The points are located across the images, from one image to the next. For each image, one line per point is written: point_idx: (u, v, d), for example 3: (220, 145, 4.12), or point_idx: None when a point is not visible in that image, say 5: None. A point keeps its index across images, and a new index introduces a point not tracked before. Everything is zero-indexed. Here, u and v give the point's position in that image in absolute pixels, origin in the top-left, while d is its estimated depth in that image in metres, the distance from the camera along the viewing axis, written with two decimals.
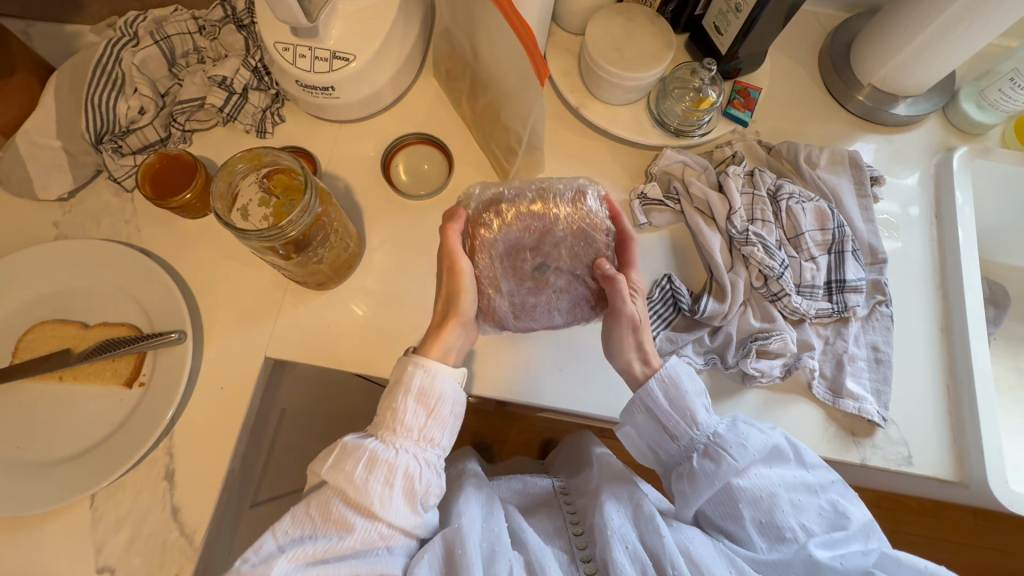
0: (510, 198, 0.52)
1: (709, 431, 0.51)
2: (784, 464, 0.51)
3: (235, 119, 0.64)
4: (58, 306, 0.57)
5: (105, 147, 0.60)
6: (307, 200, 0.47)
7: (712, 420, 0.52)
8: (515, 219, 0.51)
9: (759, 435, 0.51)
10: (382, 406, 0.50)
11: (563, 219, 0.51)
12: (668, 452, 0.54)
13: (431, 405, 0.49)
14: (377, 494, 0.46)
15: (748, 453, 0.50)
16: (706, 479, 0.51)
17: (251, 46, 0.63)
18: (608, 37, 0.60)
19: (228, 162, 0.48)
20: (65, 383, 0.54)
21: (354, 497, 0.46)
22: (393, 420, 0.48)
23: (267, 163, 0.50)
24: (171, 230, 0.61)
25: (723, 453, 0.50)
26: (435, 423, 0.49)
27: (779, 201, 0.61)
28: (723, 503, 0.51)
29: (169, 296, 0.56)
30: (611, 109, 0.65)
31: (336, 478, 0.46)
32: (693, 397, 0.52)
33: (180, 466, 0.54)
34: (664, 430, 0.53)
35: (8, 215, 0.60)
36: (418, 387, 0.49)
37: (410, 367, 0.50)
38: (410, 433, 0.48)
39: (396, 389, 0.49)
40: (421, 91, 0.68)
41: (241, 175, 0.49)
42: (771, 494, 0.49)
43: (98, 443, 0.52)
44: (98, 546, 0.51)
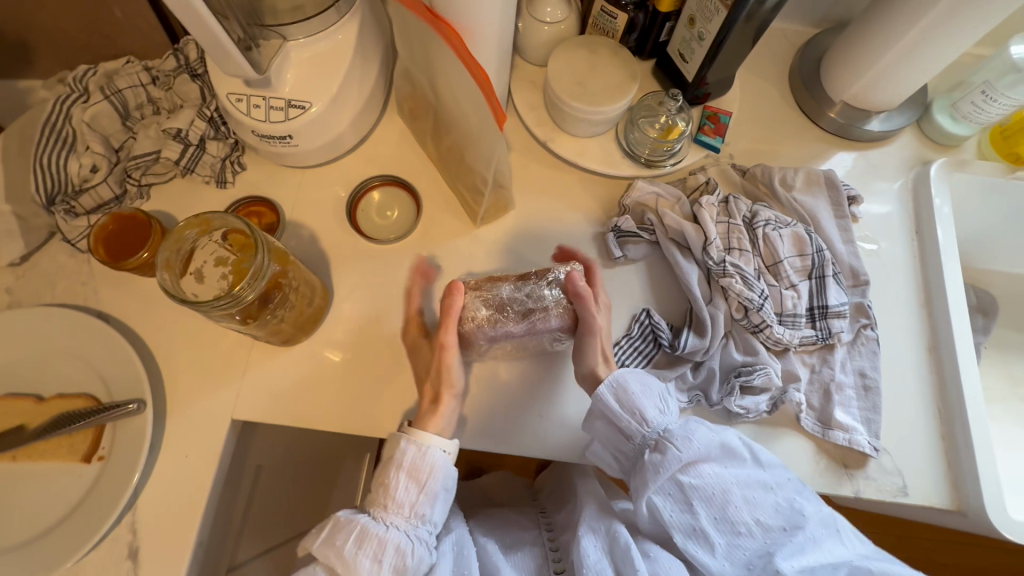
0: (490, 294, 0.53)
1: (658, 429, 0.49)
2: (738, 463, 0.48)
3: (193, 171, 0.62)
4: (12, 379, 0.54)
5: (57, 209, 0.58)
6: (259, 261, 0.44)
7: (663, 418, 0.50)
8: (489, 308, 0.52)
9: (707, 432, 0.49)
10: (375, 482, 0.49)
11: (540, 301, 0.52)
12: (624, 453, 0.51)
13: (423, 480, 0.48)
14: (367, 571, 0.45)
15: (692, 446, 0.47)
16: (653, 472, 0.48)
17: (206, 95, 0.62)
18: (572, 70, 0.58)
19: (176, 229, 0.46)
20: (20, 462, 0.51)
21: (341, 573, 0.45)
22: (385, 496, 0.47)
23: (218, 227, 0.48)
24: (130, 290, 0.59)
25: (666, 446, 0.48)
26: (424, 496, 0.48)
27: (755, 229, 0.59)
28: (679, 505, 0.48)
29: (127, 363, 0.53)
30: (579, 141, 0.64)
31: (325, 554, 0.45)
32: (641, 397, 0.50)
33: (143, 543, 0.51)
34: (618, 430, 0.50)
35: None
36: (410, 461, 0.48)
37: (402, 440, 0.49)
38: (401, 509, 0.47)
39: (387, 464, 0.49)
40: (386, 131, 0.67)
41: (191, 240, 0.48)
42: (723, 491, 0.47)
43: (55, 526, 0.50)
44: None
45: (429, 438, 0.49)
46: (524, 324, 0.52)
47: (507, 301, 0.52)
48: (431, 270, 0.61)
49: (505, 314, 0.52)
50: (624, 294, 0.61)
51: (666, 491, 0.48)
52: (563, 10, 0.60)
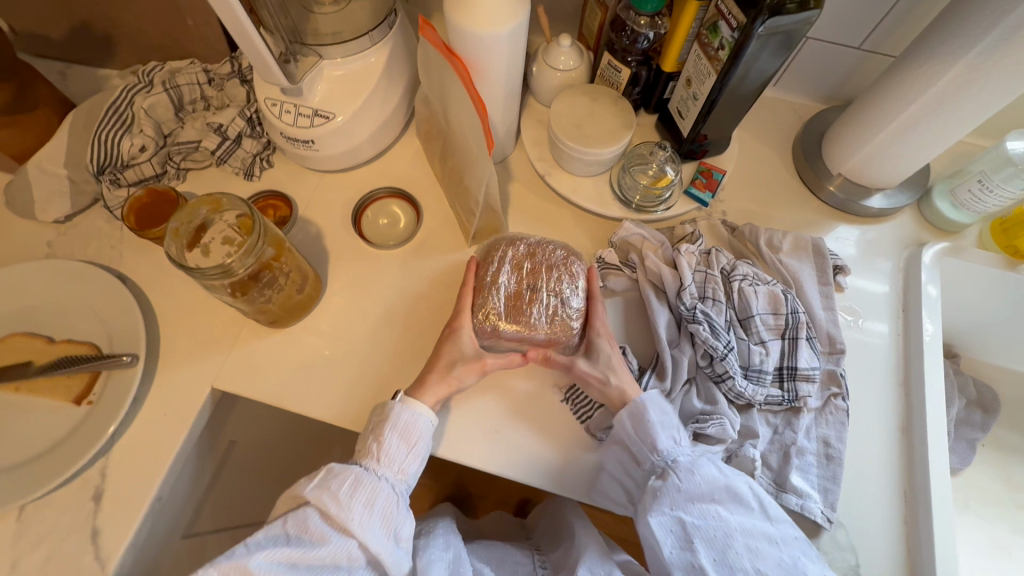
0: (511, 262, 0.58)
1: (670, 459, 0.52)
2: (745, 511, 0.50)
3: (225, 162, 0.69)
4: (32, 320, 0.61)
5: (104, 179, 0.66)
6: (255, 241, 0.50)
7: (678, 449, 0.52)
8: (512, 268, 0.58)
9: (715, 471, 0.51)
10: (365, 439, 0.51)
11: (558, 265, 0.59)
12: (634, 478, 0.55)
13: (413, 441, 0.51)
14: (357, 515, 0.47)
15: (695, 480, 0.50)
16: (655, 497, 0.52)
17: (250, 98, 0.69)
18: (573, 112, 0.63)
19: (189, 205, 0.52)
20: (19, 394, 0.57)
21: (334, 513, 0.47)
22: (377, 451, 0.50)
23: (227, 208, 0.54)
24: (150, 258, 0.65)
25: (674, 475, 0.51)
26: (412, 452, 0.51)
27: (732, 282, 0.61)
28: (680, 542, 0.50)
29: (132, 319, 0.59)
30: (575, 179, 0.68)
31: (319, 496, 0.47)
32: (659, 427, 0.52)
33: (109, 487, 0.55)
34: (631, 455, 0.54)
35: (10, 232, 0.66)
36: (403, 424, 0.51)
37: (396, 405, 0.51)
38: (392, 464, 0.50)
39: (379, 424, 0.51)
40: (402, 149, 0.73)
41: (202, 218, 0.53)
42: (724, 533, 0.49)
43: (36, 457, 0.54)
44: (14, 561, 0.51)
45: (418, 406, 0.52)
46: (537, 275, 0.58)
47: (525, 267, 0.58)
48: (418, 279, 0.65)
49: (523, 271, 0.58)
50: None
51: (668, 524, 0.51)
52: (574, 60, 0.65)
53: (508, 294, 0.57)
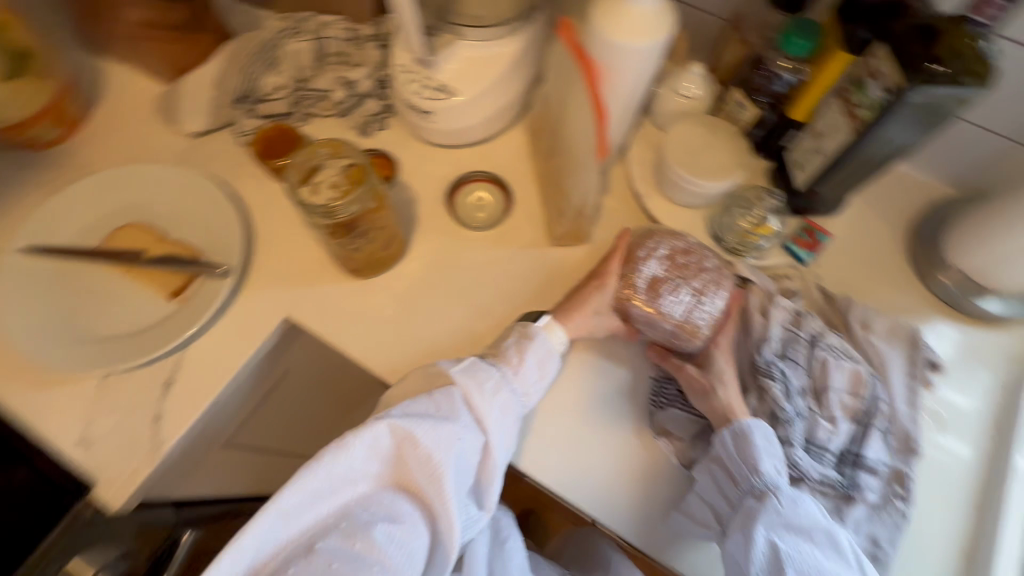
0: (663, 252, 0.60)
1: (771, 483, 0.51)
2: (840, 560, 0.49)
3: (347, 116, 0.74)
4: (153, 216, 0.67)
5: (241, 106, 0.72)
6: (359, 195, 0.54)
7: (779, 476, 0.51)
8: (664, 257, 0.60)
9: (817, 512, 0.50)
10: (501, 351, 0.57)
11: (710, 269, 0.60)
12: (726, 497, 0.54)
13: (545, 366, 0.57)
14: (492, 412, 0.52)
15: (799, 511, 0.50)
16: (750, 517, 0.51)
17: (383, 62, 0.73)
18: (687, 140, 0.62)
19: (314, 143, 0.57)
20: (126, 278, 0.63)
21: (476, 402, 0.52)
22: (517, 363, 0.55)
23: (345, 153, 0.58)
24: (261, 186, 0.70)
25: (775, 501, 0.50)
26: (545, 377, 0.57)
27: (815, 349, 0.58)
28: (768, 568, 0.50)
29: (231, 234, 0.65)
30: (673, 206, 0.66)
31: (468, 381, 0.53)
32: (763, 453, 0.52)
33: (179, 380, 0.59)
34: (727, 473, 0.53)
35: (154, 135, 0.73)
36: (541, 349, 0.57)
37: (540, 330, 0.58)
38: (524, 382, 0.55)
39: (520, 343, 0.57)
40: (508, 139, 0.75)
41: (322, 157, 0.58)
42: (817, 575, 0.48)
43: (130, 335, 0.60)
44: (90, 420, 0.57)
45: (558, 334, 0.59)
46: (689, 271, 0.59)
47: (677, 261, 0.60)
48: (495, 265, 0.67)
49: (673, 263, 0.60)
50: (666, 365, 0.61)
51: (762, 548, 0.50)
52: (702, 88, 0.64)
53: (654, 277, 0.59)
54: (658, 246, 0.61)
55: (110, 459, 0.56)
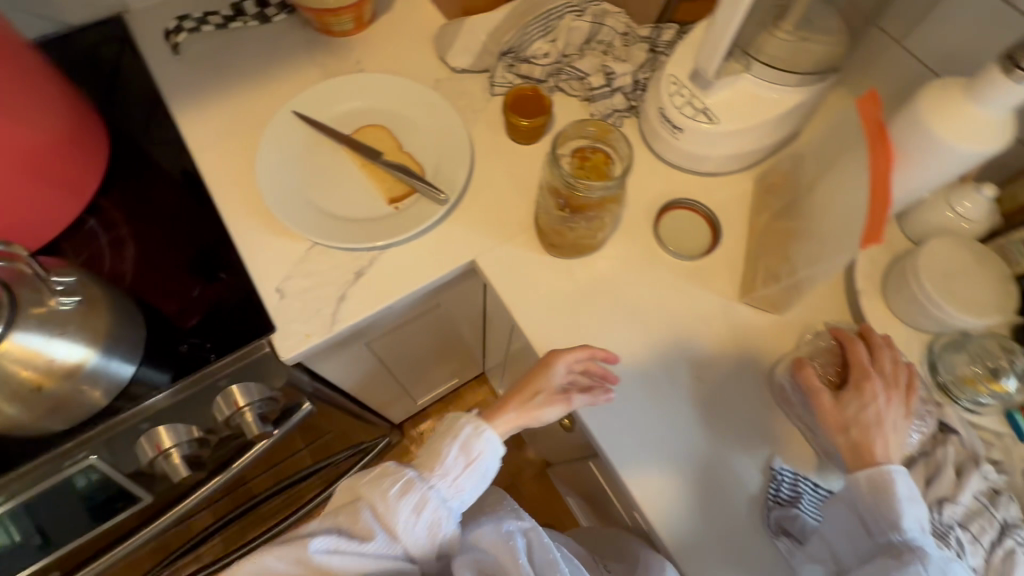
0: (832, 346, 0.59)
1: (909, 539, 0.47)
2: None
3: (591, 102, 0.76)
4: (397, 125, 0.73)
5: (504, 59, 0.76)
6: (610, 185, 0.55)
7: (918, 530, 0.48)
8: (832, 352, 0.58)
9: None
10: (427, 450, 0.56)
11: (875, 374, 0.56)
12: (857, 547, 0.50)
13: (471, 457, 0.55)
14: (404, 516, 0.52)
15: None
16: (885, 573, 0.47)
17: (648, 66, 0.74)
18: (945, 260, 0.57)
19: (585, 122, 0.59)
20: (360, 170, 0.69)
21: (387, 516, 0.51)
22: (436, 462, 0.54)
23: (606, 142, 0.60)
24: (493, 136, 0.74)
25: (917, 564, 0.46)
26: (466, 479, 0.55)
27: (1004, 537, 0.50)
28: None
29: (460, 172, 0.69)
30: (889, 316, 0.61)
31: (372, 494, 0.52)
32: (904, 503, 0.48)
33: (367, 274, 0.65)
34: (858, 522, 0.50)
35: (421, 57, 0.80)
36: (465, 437, 0.55)
37: (462, 424, 0.56)
38: (446, 475, 0.54)
39: (445, 434, 0.56)
40: (734, 182, 0.72)
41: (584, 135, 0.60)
42: None
43: (346, 221, 0.66)
44: (288, 275, 0.64)
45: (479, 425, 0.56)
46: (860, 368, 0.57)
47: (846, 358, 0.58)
48: (677, 297, 0.66)
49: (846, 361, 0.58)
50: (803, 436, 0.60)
51: None
52: (982, 214, 0.58)
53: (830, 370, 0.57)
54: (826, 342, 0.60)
55: (294, 315, 0.62)
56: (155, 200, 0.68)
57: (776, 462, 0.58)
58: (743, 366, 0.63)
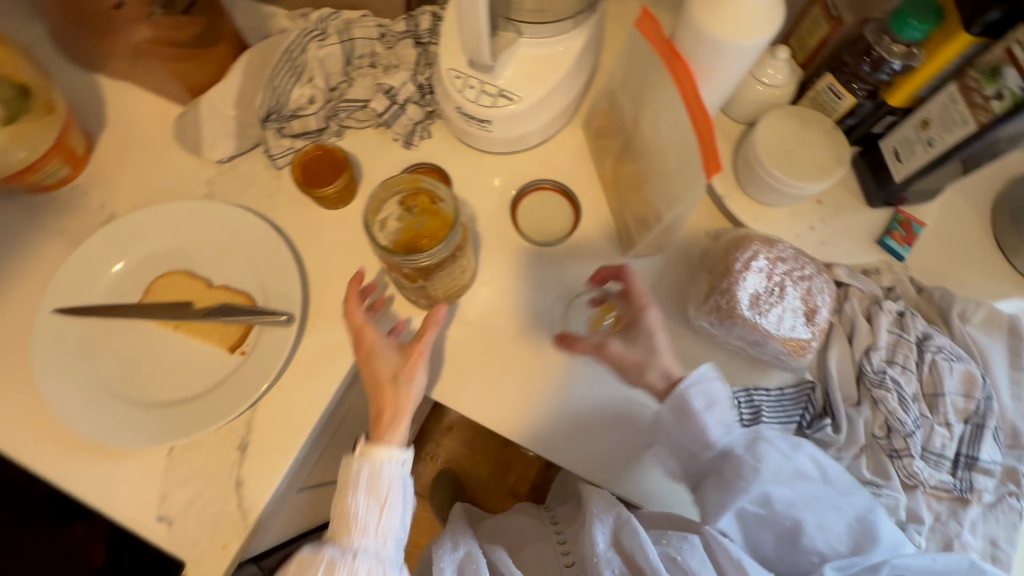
0: (715, 271, 0.57)
1: (851, 401, 0.56)
2: (947, 442, 0.54)
3: (389, 126, 0.67)
4: (191, 259, 0.61)
5: (270, 125, 0.65)
6: (438, 249, 0.49)
7: (873, 370, 0.55)
8: (710, 275, 0.57)
9: (921, 414, 0.54)
10: None
11: (755, 267, 0.56)
12: (805, 409, 0.57)
13: None
14: None
15: (904, 440, 0.53)
16: (827, 444, 0.55)
17: (422, 63, 0.66)
18: (781, 137, 0.57)
19: (387, 181, 0.52)
20: (178, 332, 0.57)
21: None
22: None
23: (420, 186, 0.53)
24: (304, 214, 0.64)
25: (885, 415, 0.54)
26: None
27: (923, 352, 0.55)
28: (875, 469, 0.54)
29: (289, 277, 0.59)
30: (757, 206, 0.61)
31: None
32: (837, 382, 0.56)
33: (255, 440, 0.55)
34: (807, 406, 0.57)
35: (173, 163, 0.66)
36: None
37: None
38: None
39: None
40: (565, 140, 0.68)
41: (394, 193, 0.53)
42: (913, 475, 0.53)
43: (195, 401, 0.55)
44: (163, 494, 0.53)
45: None
46: (738, 273, 0.55)
47: (733, 271, 0.55)
48: (571, 282, 0.62)
49: (726, 283, 0.55)
50: (730, 361, 0.60)
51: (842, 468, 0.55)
52: (784, 76, 0.58)
53: (723, 296, 0.55)
54: (709, 266, 0.58)
55: (196, 533, 0.52)
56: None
57: (727, 388, 0.58)
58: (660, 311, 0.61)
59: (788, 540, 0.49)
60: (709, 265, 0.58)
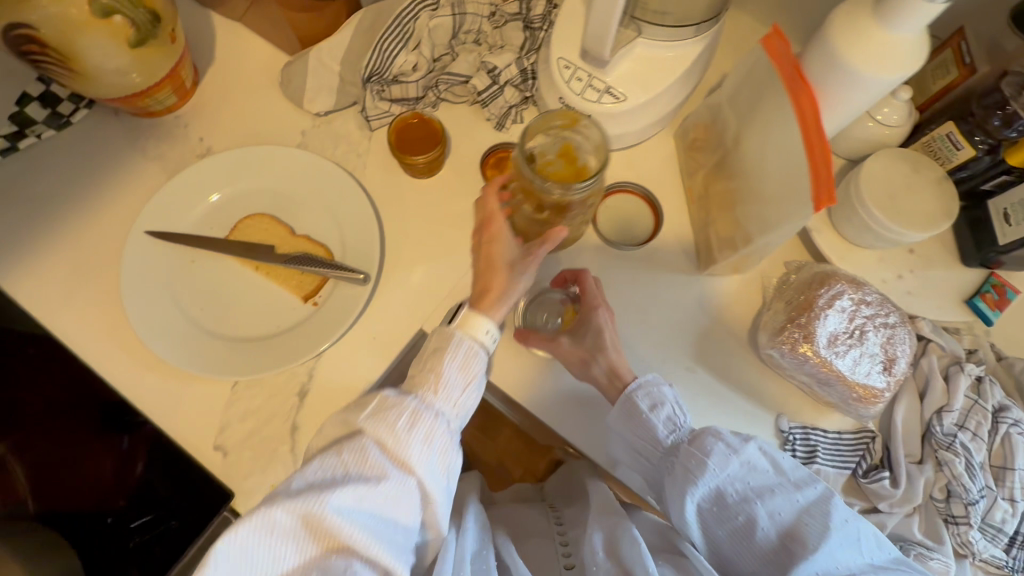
0: (794, 301, 0.56)
1: (914, 459, 0.54)
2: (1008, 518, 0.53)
3: (485, 106, 0.67)
4: (278, 204, 0.62)
5: (371, 87, 0.65)
6: (592, 182, 0.48)
7: (942, 432, 0.53)
8: (787, 305, 0.57)
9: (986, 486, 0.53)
10: None
11: (839, 306, 0.55)
12: (860, 456, 0.56)
13: None
14: None
15: (964, 508, 0.52)
16: (879, 496, 0.54)
17: (529, 47, 0.66)
18: (887, 179, 0.55)
19: (552, 112, 0.53)
20: (257, 274, 0.59)
21: None
22: None
23: (578, 129, 0.53)
24: (389, 178, 0.65)
25: (949, 478, 0.52)
26: None
27: (998, 423, 0.54)
28: (927, 530, 0.53)
29: (369, 237, 0.60)
30: (845, 244, 0.59)
31: None
32: (902, 437, 0.55)
33: (314, 388, 0.57)
34: (863, 453, 0.56)
35: (272, 108, 0.67)
36: None
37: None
38: None
39: None
40: (656, 147, 0.68)
41: (553, 125, 0.53)
42: (966, 544, 0.52)
43: (265, 341, 0.57)
44: (223, 425, 0.55)
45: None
46: (818, 309, 0.55)
47: (816, 307, 0.55)
48: (641, 289, 0.62)
49: (804, 317, 0.55)
50: (791, 395, 0.59)
51: (893, 523, 0.53)
52: (901, 116, 0.56)
53: (802, 329, 0.54)
54: (787, 297, 0.57)
55: (249, 468, 0.54)
56: (64, 394, 0.55)
57: (784, 423, 0.57)
58: (725, 333, 0.61)
59: (740, 535, 0.47)
60: (788, 295, 0.58)
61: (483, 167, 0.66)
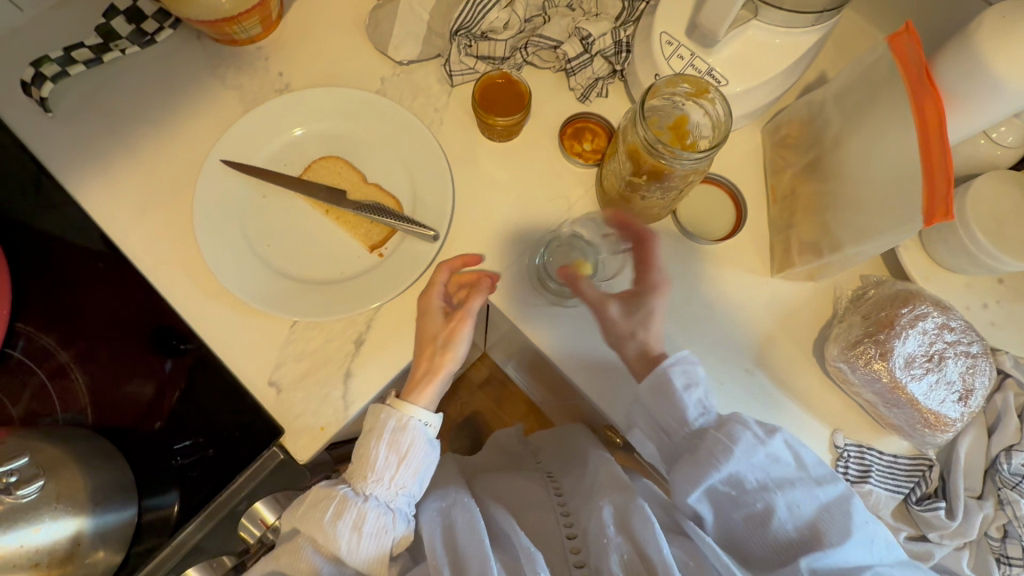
0: (875, 313, 0.54)
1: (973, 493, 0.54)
2: None
3: (571, 74, 0.64)
4: (352, 150, 0.61)
5: (459, 40, 0.62)
6: (700, 157, 0.47)
7: (1007, 471, 0.52)
8: (866, 315, 0.55)
9: None
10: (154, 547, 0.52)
11: (923, 325, 0.53)
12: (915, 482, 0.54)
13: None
14: None
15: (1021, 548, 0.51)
16: (931, 524, 0.53)
17: (626, 18, 0.63)
18: (994, 203, 0.53)
19: (682, 76, 0.51)
20: (327, 218, 0.59)
21: None
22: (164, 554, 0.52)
23: (702, 101, 0.51)
24: (465, 137, 0.63)
25: (1009, 518, 0.52)
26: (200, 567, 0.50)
27: None
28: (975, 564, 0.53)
29: (441, 195, 0.59)
30: (931, 264, 0.57)
31: None
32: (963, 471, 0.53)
33: (370, 339, 0.56)
34: (917, 479, 0.55)
35: (354, 51, 0.65)
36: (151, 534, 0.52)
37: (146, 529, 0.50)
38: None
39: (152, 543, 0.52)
40: (742, 139, 0.65)
41: (677, 91, 0.51)
42: None
43: (328, 285, 0.56)
44: (279, 362, 0.56)
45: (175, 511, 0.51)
46: (897, 326, 0.53)
47: (897, 323, 0.53)
48: (708, 282, 0.60)
49: (881, 333, 0.53)
50: (851, 411, 0.57)
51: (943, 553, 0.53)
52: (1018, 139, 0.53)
53: (881, 343, 0.52)
54: (865, 310, 0.55)
55: (301, 408, 0.55)
56: (126, 311, 0.57)
57: (839, 439, 0.56)
58: (791, 339, 0.59)
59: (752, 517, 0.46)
60: (866, 308, 0.55)
61: (561, 137, 0.64)
